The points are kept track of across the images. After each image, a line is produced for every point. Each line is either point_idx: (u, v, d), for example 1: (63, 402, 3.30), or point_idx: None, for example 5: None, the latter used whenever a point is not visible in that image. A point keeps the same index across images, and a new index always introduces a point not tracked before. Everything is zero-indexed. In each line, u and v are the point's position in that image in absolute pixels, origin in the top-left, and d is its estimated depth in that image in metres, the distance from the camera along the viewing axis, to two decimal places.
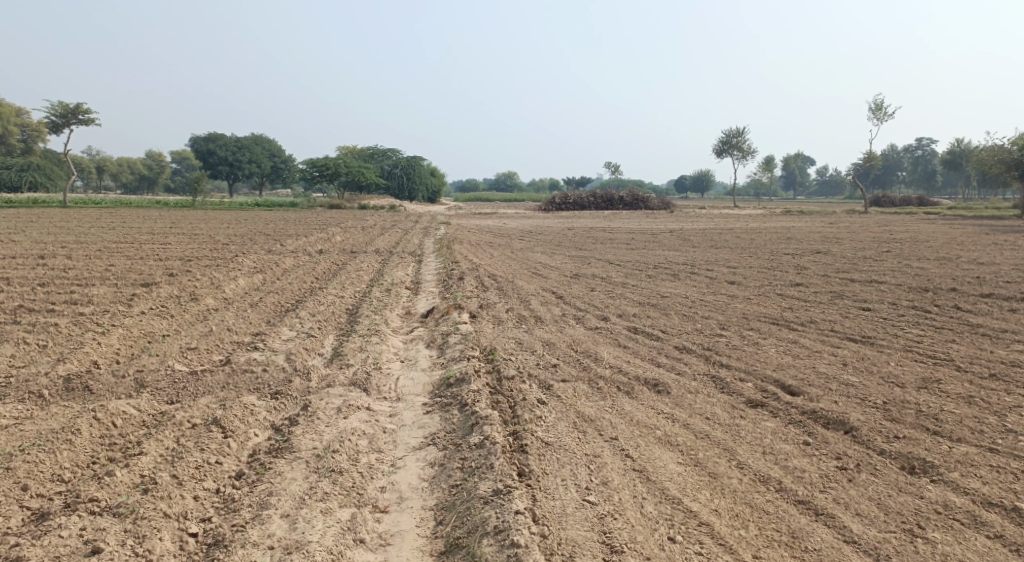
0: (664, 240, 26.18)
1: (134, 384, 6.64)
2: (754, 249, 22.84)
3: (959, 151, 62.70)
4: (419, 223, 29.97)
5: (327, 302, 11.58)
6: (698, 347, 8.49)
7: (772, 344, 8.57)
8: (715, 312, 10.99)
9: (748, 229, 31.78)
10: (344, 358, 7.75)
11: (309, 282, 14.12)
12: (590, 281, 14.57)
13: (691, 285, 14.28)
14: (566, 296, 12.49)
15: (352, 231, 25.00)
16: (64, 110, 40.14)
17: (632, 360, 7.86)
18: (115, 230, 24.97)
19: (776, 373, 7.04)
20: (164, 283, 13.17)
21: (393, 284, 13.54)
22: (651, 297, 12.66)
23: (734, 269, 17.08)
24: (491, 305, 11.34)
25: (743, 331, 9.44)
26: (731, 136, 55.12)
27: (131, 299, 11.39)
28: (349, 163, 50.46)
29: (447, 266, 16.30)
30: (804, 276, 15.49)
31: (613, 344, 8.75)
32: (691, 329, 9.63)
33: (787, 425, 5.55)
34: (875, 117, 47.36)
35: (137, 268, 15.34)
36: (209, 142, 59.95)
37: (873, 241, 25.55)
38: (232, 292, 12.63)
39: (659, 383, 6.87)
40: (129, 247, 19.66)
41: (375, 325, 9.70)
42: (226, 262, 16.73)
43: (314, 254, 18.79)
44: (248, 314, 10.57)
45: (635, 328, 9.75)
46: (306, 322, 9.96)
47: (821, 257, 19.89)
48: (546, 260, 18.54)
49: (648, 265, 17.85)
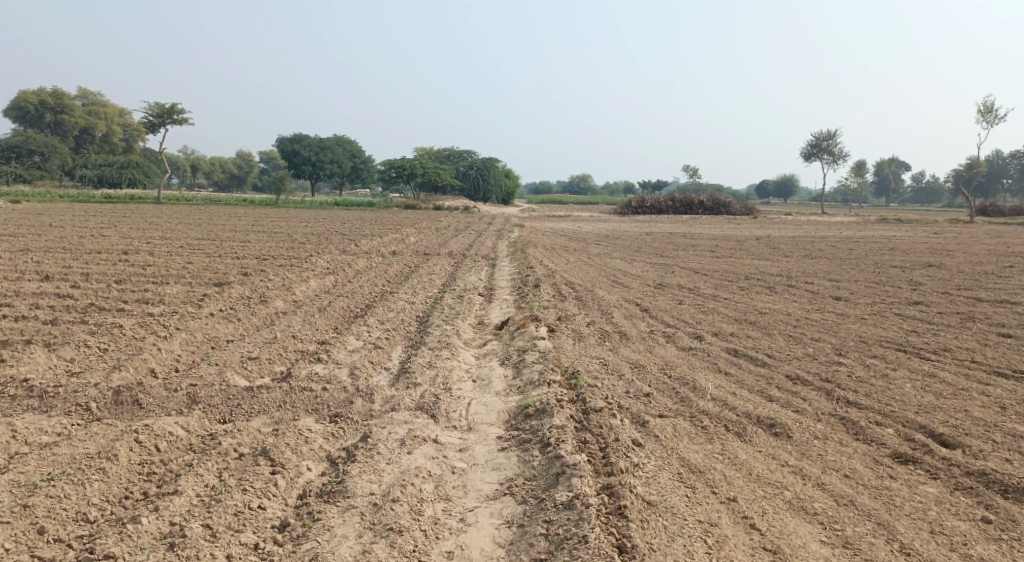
0: (753, 247, 24.74)
1: (186, 397, 6.01)
2: (854, 260, 21.14)
3: None
4: (493, 224, 29.44)
5: (398, 308, 10.93)
6: (814, 378, 7.36)
7: (904, 380, 7.37)
8: (825, 335, 9.76)
9: (842, 237, 29.79)
10: (412, 376, 6.97)
11: (381, 285, 13.56)
12: (677, 293, 13.49)
13: (790, 300, 13.00)
14: (652, 309, 11.45)
15: (427, 232, 24.57)
16: (159, 111, 41.39)
17: (739, 392, 6.81)
18: (200, 227, 25.30)
19: (923, 418, 6.07)
20: (236, 283, 12.79)
21: (467, 290, 12.83)
22: (749, 313, 11.47)
23: (837, 283, 15.61)
24: (572, 317, 10.42)
25: (864, 361, 8.23)
26: (821, 140, 52.43)
27: (201, 300, 10.98)
28: (427, 165, 50.35)
29: (523, 272, 15.45)
30: (920, 294, 14.02)
31: (713, 369, 7.70)
32: (801, 354, 8.50)
33: (953, 492, 4.56)
34: (984, 121, 44.17)
35: (213, 266, 15.14)
36: (294, 142, 61.07)
37: (989, 254, 23.31)
38: (303, 294, 12.13)
39: (776, 424, 5.81)
40: (209, 244, 19.66)
41: (445, 336, 8.94)
42: (299, 261, 16.36)
43: (387, 255, 18.34)
44: (316, 319, 9.97)
45: (735, 350, 8.66)
46: (374, 331, 9.27)
47: (934, 272, 18.11)
48: (628, 267, 17.55)
49: (739, 276, 16.59)
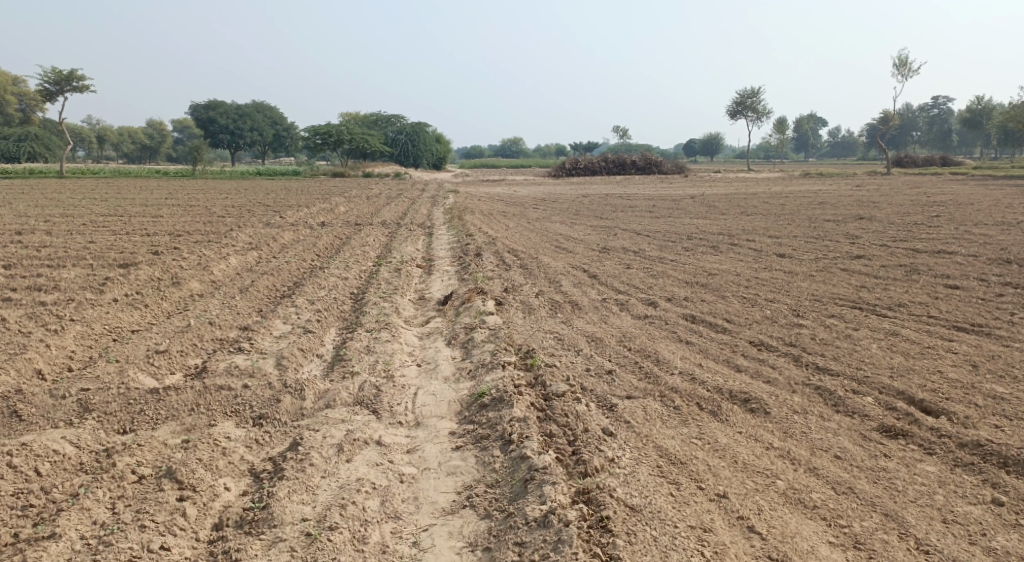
0: (690, 206, 24.61)
1: (77, 405, 5.14)
2: (789, 216, 21.18)
3: (981, 110, 60.09)
4: (426, 191, 28.46)
5: (329, 285, 10.09)
6: (779, 343, 6.96)
7: (869, 340, 7.05)
8: (779, 295, 9.44)
9: (773, 193, 30.03)
10: (347, 365, 6.24)
11: (310, 260, 12.63)
12: (623, 256, 13.02)
13: (736, 260, 12.71)
14: (601, 275, 10.93)
15: (356, 200, 23.52)
16: (57, 77, 38.36)
17: (706, 364, 6.35)
18: (108, 202, 23.48)
19: (901, 382, 5.71)
20: (145, 264, 11.67)
21: (403, 262, 12.04)
22: (698, 275, 11.08)
23: (778, 240, 15.47)
24: (517, 287, 9.80)
25: (825, 320, 7.90)
26: (746, 97, 52.91)
27: (104, 284, 9.87)
28: (354, 130, 48.56)
29: (462, 240, 14.71)
30: (861, 247, 13.96)
31: (674, 339, 7.22)
32: (760, 317, 8.13)
33: (954, 470, 4.20)
34: (900, 74, 45.30)
35: (119, 246, 13.85)
36: (210, 109, 57.94)
37: (915, 205, 23.75)
38: (222, 274, 11.12)
39: (751, 399, 5.36)
40: (117, 221, 18.15)
41: (383, 316, 8.20)
42: (218, 237, 15.16)
43: (315, 226, 17.28)
44: (236, 301, 9.07)
45: (692, 316, 8.23)
46: (303, 313, 8.44)
47: (867, 225, 18.25)
48: (568, 231, 17.03)
49: (681, 236, 16.27)
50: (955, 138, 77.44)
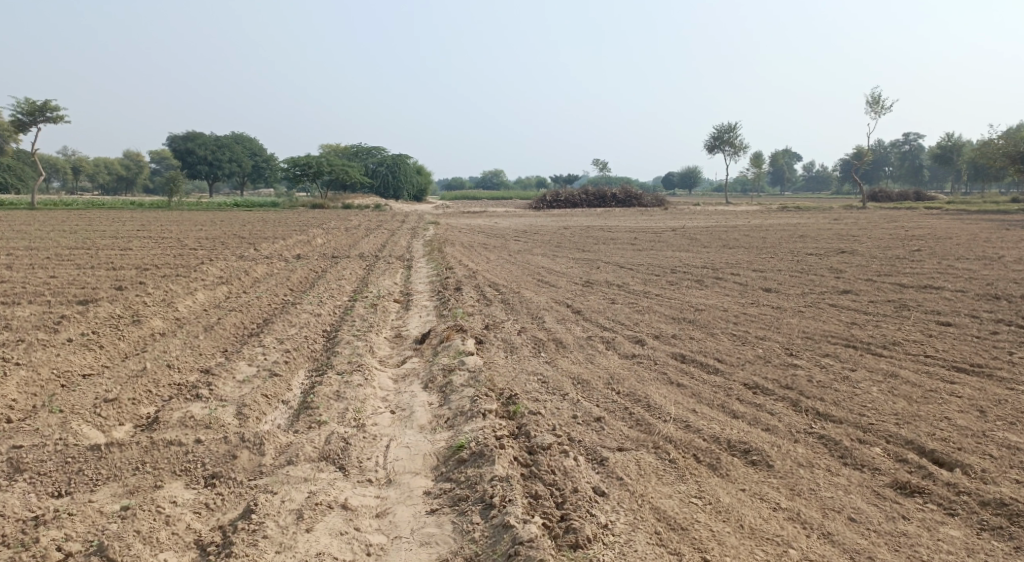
0: (672, 239, 24.44)
1: (7, 464, 4.65)
2: (771, 248, 21.03)
3: (951, 146, 61.18)
4: (405, 222, 28.10)
5: (300, 322, 9.63)
6: (775, 385, 6.59)
7: (869, 381, 6.69)
8: (769, 332, 9.10)
9: (753, 226, 30.02)
10: (314, 414, 5.76)
11: (282, 295, 12.16)
12: (607, 291, 12.67)
13: (722, 294, 12.39)
14: (584, 311, 10.55)
15: (334, 232, 23.10)
16: (29, 108, 37.75)
17: (699, 409, 5.95)
18: (78, 233, 22.87)
19: (910, 430, 5.35)
20: (107, 300, 11.14)
21: (380, 297, 11.59)
22: (685, 311, 10.74)
23: (763, 274, 15.22)
24: (498, 324, 9.38)
25: (820, 360, 7.55)
26: (722, 131, 53.42)
27: (60, 323, 9.35)
28: (333, 162, 48.24)
29: (441, 273, 14.29)
30: (847, 282, 13.74)
31: (664, 381, 6.82)
32: (752, 355, 7.76)
33: (980, 535, 3.84)
34: (873, 110, 46.01)
35: (83, 280, 13.30)
36: (187, 140, 57.40)
37: (895, 238, 23.75)
38: (188, 311, 10.62)
39: (752, 449, 4.96)
40: (83, 254, 17.54)
41: (356, 356, 7.74)
42: (187, 271, 14.64)
43: (290, 259, 16.80)
44: (199, 341, 8.58)
45: (681, 355, 7.85)
46: (270, 353, 7.95)
47: (850, 258, 18.12)
48: (549, 264, 16.69)
49: (665, 270, 15.98)
50: (927, 173, 78.78)
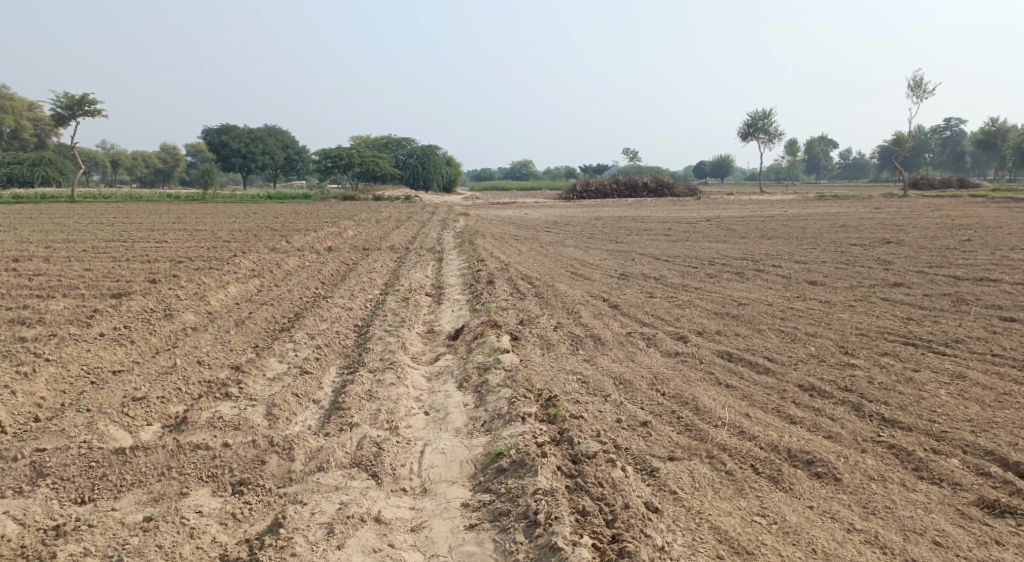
0: (707, 229, 23.85)
1: (30, 468, 4.46)
2: (812, 239, 20.38)
3: (994, 132, 59.19)
4: (436, 214, 27.85)
5: (332, 317, 9.42)
6: (833, 388, 6.18)
7: (935, 384, 6.24)
8: (820, 328, 8.65)
9: (791, 216, 29.25)
10: (346, 415, 5.51)
11: (313, 288, 11.97)
12: (644, 284, 12.28)
13: (765, 288, 11.92)
14: (622, 305, 10.18)
15: (365, 223, 22.96)
16: (69, 102, 38.21)
17: (753, 413, 5.57)
18: (114, 226, 23.01)
19: (988, 439, 4.93)
20: (139, 294, 11.05)
21: (412, 291, 11.34)
22: (728, 305, 10.31)
23: (806, 266, 14.67)
24: (534, 319, 9.06)
25: (877, 359, 7.10)
26: (756, 119, 52.29)
27: (92, 317, 9.25)
28: (364, 153, 48.23)
29: (473, 266, 14.01)
30: (897, 275, 13.14)
31: (712, 382, 6.45)
32: (804, 354, 7.34)
33: None
34: (915, 95, 44.63)
35: (116, 273, 13.27)
36: (221, 134, 57.88)
37: (941, 228, 22.89)
38: (219, 304, 10.47)
39: (815, 460, 4.59)
40: (117, 247, 17.58)
41: (389, 353, 7.48)
42: (219, 264, 14.56)
43: (322, 252, 16.64)
44: (230, 336, 8.40)
45: (727, 354, 7.45)
46: (301, 349, 7.73)
47: (896, 249, 17.44)
48: (583, 256, 16.31)
49: (703, 262, 15.50)
50: (969, 161, 76.50)
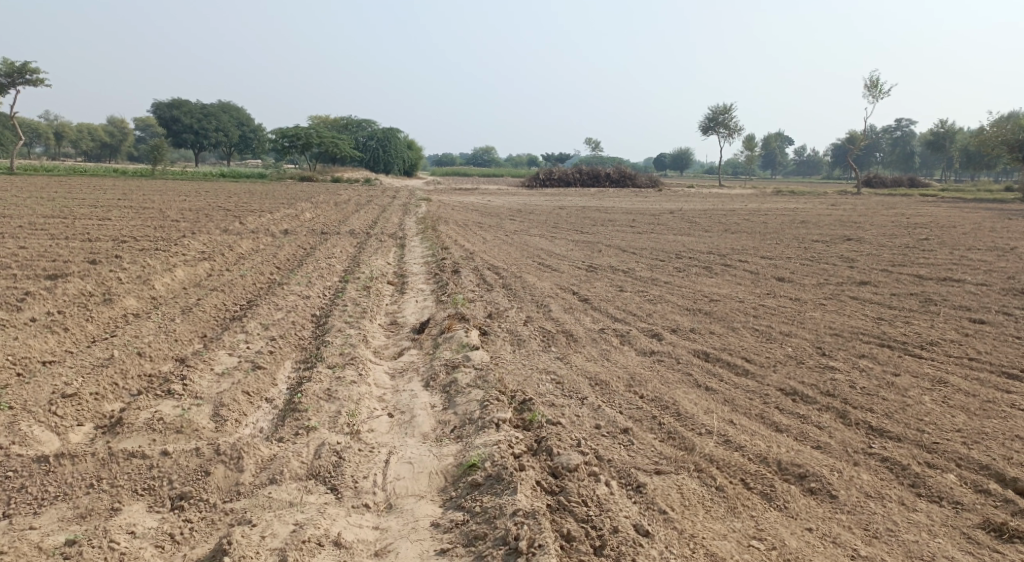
0: (671, 221, 23.74)
1: None
2: (775, 234, 20.38)
3: (943, 133, 60.06)
4: (397, 198, 27.21)
5: (287, 305, 8.90)
6: (817, 392, 5.92)
7: (919, 390, 6.03)
8: (794, 327, 8.42)
9: (751, 210, 29.33)
10: (301, 417, 5.06)
11: (268, 273, 11.39)
12: (612, 277, 12.00)
13: (734, 284, 11.70)
14: (592, 299, 9.84)
15: (324, 206, 22.25)
16: (7, 69, 36.35)
17: (738, 419, 5.27)
18: (56, 202, 21.87)
19: (983, 452, 4.71)
20: (78, 276, 10.34)
21: (373, 279, 10.84)
22: (698, 301, 10.06)
23: (772, 261, 14.57)
24: (502, 313, 8.66)
25: (857, 362, 6.89)
26: (717, 113, 52.57)
27: (24, 301, 8.57)
28: (323, 134, 47.08)
29: (437, 254, 13.56)
30: (862, 272, 13.10)
31: (691, 384, 6.14)
32: (783, 354, 7.09)
33: None
34: (872, 95, 45.33)
35: (55, 253, 12.47)
36: (173, 109, 55.87)
37: (899, 227, 23.07)
38: (165, 290, 9.84)
39: (809, 474, 4.31)
40: (58, 224, 16.63)
41: (348, 346, 7.01)
42: (168, 245, 13.82)
43: (277, 235, 15.97)
44: (175, 324, 7.83)
45: (704, 353, 7.17)
46: (254, 341, 7.21)
47: (857, 247, 17.51)
48: (549, 246, 15.98)
49: (669, 255, 15.27)
50: (918, 161, 78.39)
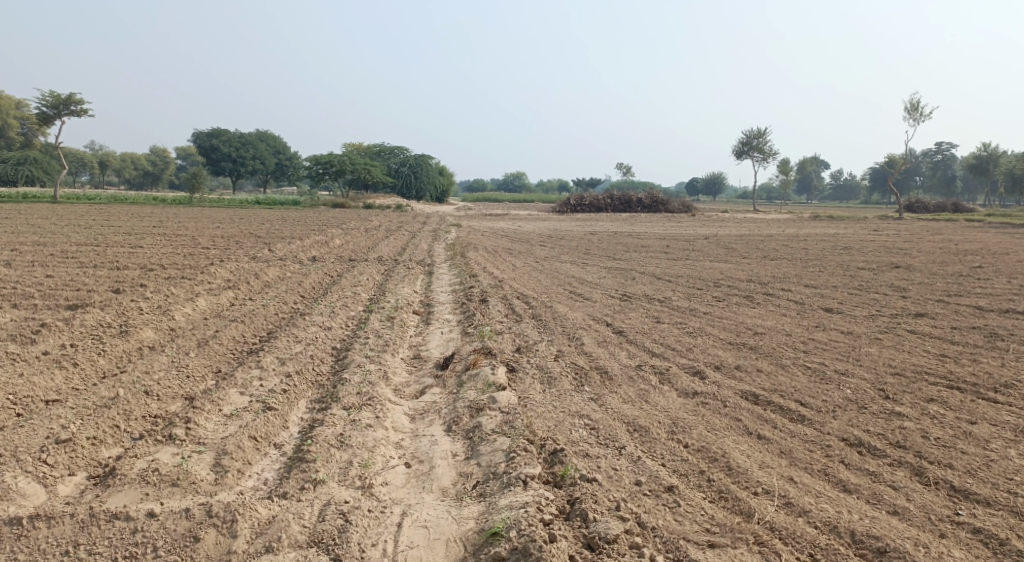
0: (707, 247, 23.05)
1: None
2: (817, 261, 19.62)
3: (986, 156, 58.19)
4: (427, 224, 26.98)
5: (308, 337, 8.49)
6: (885, 443, 5.27)
7: (1002, 442, 5.36)
8: (850, 365, 7.74)
9: (790, 236, 28.48)
10: (309, 470, 4.59)
11: (292, 302, 11.04)
12: (649, 307, 11.42)
13: (779, 315, 11.03)
14: (628, 331, 9.27)
15: (354, 233, 22.03)
16: (55, 101, 37.17)
17: (798, 476, 4.65)
18: (92, 228, 21.99)
19: None
20: (98, 306, 10.06)
21: (398, 309, 10.41)
22: (742, 334, 9.43)
23: (817, 290, 13.85)
24: (533, 347, 8.13)
25: (926, 407, 6.21)
26: (752, 137, 51.73)
27: (39, 333, 8.28)
28: (356, 161, 47.34)
29: (466, 282, 13.11)
30: (915, 303, 12.33)
31: (741, 431, 5.53)
32: (841, 398, 6.43)
33: None
34: (912, 118, 44.22)
35: (81, 282, 12.28)
36: (211, 137, 56.79)
37: (948, 253, 22.07)
38: (184, 320, 9.50)
39: (889, 549, 3.80)
40: (89, 251, 16.58)
41: (367, 384, 6.53)
42: (194, 272, 13.57)
43: (305, 262, 15.68)
44: (189, 359, 7.44)
45: (753, 395, 6.53)
46: (268, 378, 6.76)
47: (907, 274, 16.71)
48: (581, 273, 15.45)
49: (707, 283, 14.64)
50: (960, 185, 76.40)
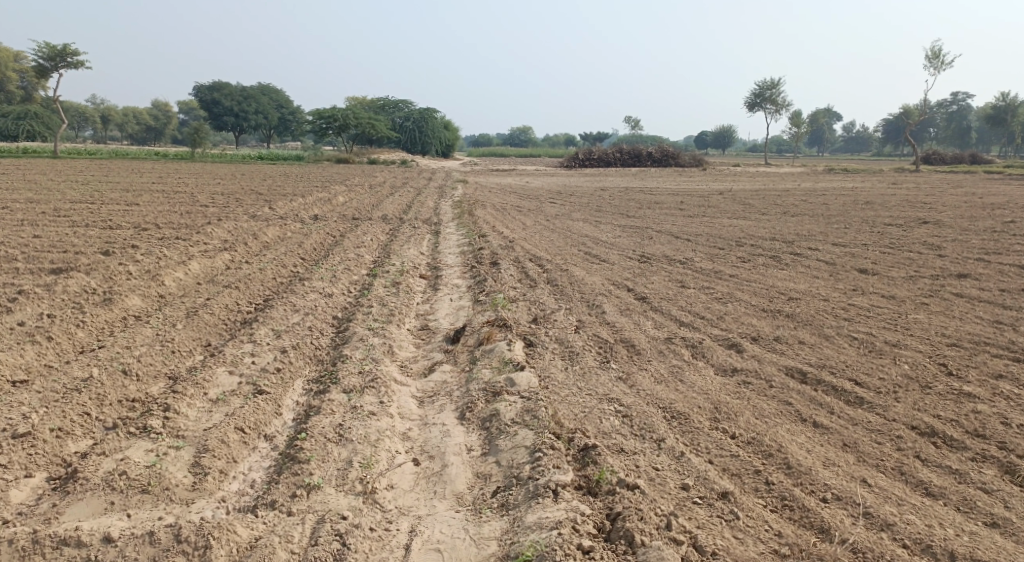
0: (724, 203, 22.15)
1: None
2: (840, 217, 18.77)
3: (1003, 107, 56.19)
4: (433, 180, 26.10)
5: (306, 305, 7.80)
6: (965, 434, 4.58)
7: None
8: (900, 335, 7.01)
9: (807, 190, 27.46)
10: (304, 472, 3.97)
11: (292, 266, 10.35)
12: (671, 269, 10.69)
13: (810, 277, 10.30)
14: (651, 298, 8.56)
15: (358, 189, 21.23)
16: (51, 52, 36.01)
17: (872, 477, 3.99)
18: (87, 185, 21.21)
19: None
20: (85, 270, 9.39)
21: (404, 272, 9.72)
22: (775, 300, 8.71)
23: (846, 249, 13.07)
24: (550, 317, 7.43)
25: (999, 387, 5.50)
26: (764, 88, 50.18)
27: (17, 301, 7.62)
28: (360, 114, 46.09)
29: (474, 242, 12.39)
30: (954, 262, 11.55)
31: (796, 419, 4.84)
32: (900, 376, 5.72)
33: None
34: (932, 66, 42.65)
35: (71, 242, 11.59)
36: (212, 91, 55.46)
37: (975, 208, 21.10)
38: (175, 286, 8.82)
39: None
40: (81, 209, 15.84)
41: (369, 361, 5.85)
42: (189, 233, 12.85)
43: (306, 221, 14.94)
44: (176, 331, 6.77)
45: (799, 373, 5.82)
46: (261, 354, 6.09)
47: (936, 231, 15.87)
48: (595, 232, 14.70)
49: (729, 242, 13.85)
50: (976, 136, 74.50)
